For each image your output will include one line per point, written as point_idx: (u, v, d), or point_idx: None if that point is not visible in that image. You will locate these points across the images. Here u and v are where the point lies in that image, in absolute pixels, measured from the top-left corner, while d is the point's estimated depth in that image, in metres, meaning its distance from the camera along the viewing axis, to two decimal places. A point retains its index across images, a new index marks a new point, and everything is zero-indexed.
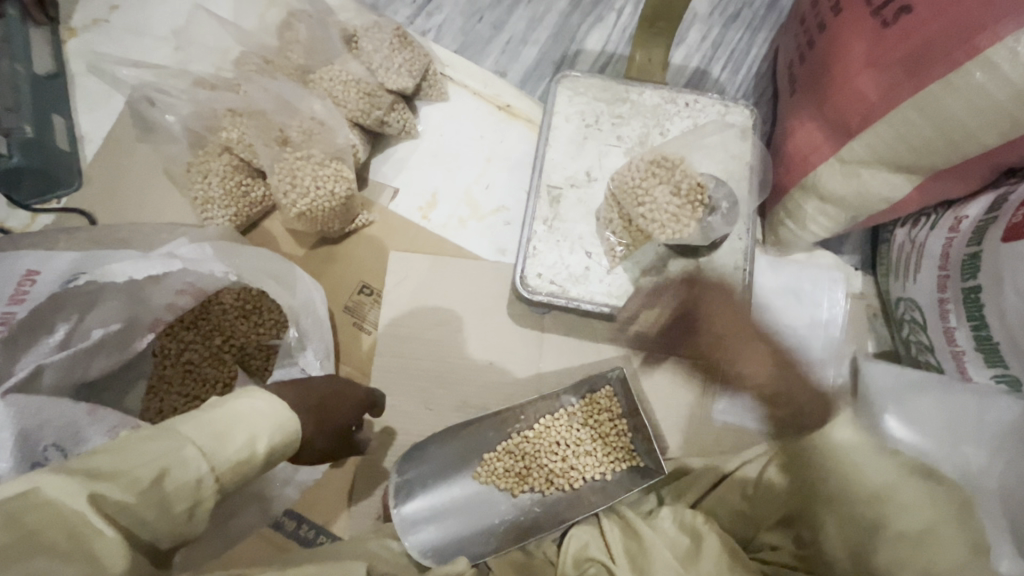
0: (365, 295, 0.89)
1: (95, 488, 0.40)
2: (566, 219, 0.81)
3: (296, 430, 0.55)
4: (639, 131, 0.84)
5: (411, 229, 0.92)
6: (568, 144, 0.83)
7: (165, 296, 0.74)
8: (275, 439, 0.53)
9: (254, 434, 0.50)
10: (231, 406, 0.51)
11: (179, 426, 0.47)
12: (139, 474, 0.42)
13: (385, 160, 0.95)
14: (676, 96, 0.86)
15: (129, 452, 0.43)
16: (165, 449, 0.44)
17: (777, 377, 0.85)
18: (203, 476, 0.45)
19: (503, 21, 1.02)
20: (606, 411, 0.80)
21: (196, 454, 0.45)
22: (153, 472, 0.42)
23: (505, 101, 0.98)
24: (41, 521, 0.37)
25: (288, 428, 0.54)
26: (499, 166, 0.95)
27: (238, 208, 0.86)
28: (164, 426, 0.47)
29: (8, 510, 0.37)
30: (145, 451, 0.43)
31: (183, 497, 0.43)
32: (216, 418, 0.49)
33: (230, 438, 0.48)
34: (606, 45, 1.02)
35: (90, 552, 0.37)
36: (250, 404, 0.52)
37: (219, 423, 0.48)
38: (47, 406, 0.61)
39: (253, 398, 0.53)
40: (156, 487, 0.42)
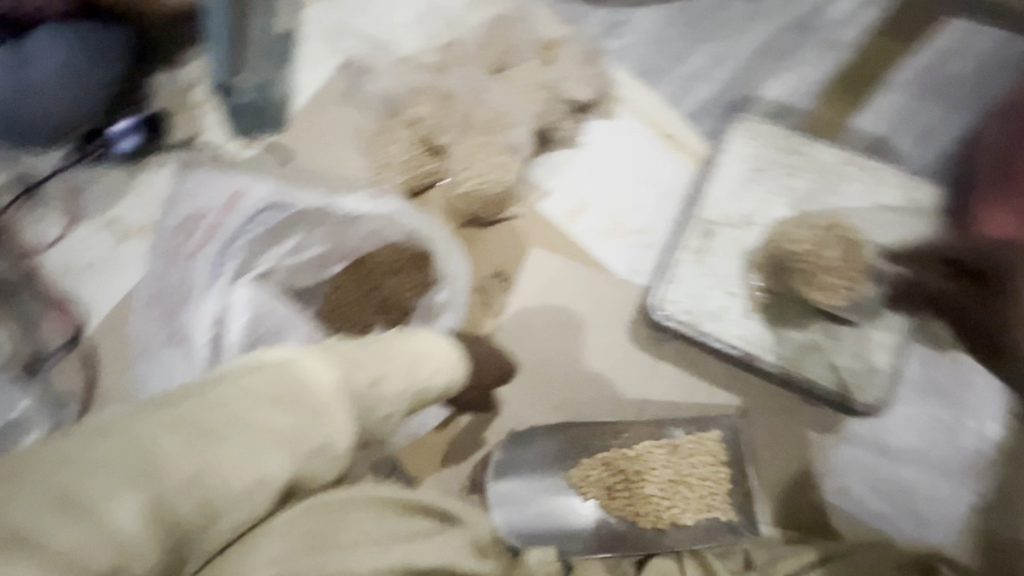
0: (498, 281, 0.93)
1: (347, 374, 0.49)
2: (715, 255, 0.80)
3: (457, 382, 0.65)
4: (809, 187, 0.83)
5: (555, 231, 0.96)
6: (733, 184, 0.83)
7: (358, 236, 0.89)
8: (444, 383, 0.63)
9: (431, 373, 0.61)
10: (414, 342, 0.61)
11: (383, 345, 0.57)
12: (366, 374, 0.52)
13: (544, 162, 0.99)
14: (857, 159, 0.83)
15: (352, 354, 0.53)
16: (375, 363, 0.54)
17: (902, 475, 0.80)
18: (398, 395, 0.56)
19: (686, 56, 1.05)
20: (708, 452, 0.79)
21: (399, 375, 0.56)
22: (374, 378, 0.53)
23: (670, 130, 1.00)
24: (303, 386, 0.46)
25: (454, 378, 0.64)
26: (652, 191, 0.97)
27: (410, 176, 0.94)
28: (369, 342, 0.57)
29: (280, 368, 0.46)
30: (367, 358, 0.53)
31: (385, 406, 0.54)
32: (407, 347, 0.60)
33: (419, 366, 0.59)
34: (786, 96, 1.01)
35: (332, 422, 0.46)
36: (432, 343, 0.63)
37: (411, 355, 0.59)
38: (267, 302, 0.86)
39: (425, 339, 0.63)
40: (373, 391, 0.52)
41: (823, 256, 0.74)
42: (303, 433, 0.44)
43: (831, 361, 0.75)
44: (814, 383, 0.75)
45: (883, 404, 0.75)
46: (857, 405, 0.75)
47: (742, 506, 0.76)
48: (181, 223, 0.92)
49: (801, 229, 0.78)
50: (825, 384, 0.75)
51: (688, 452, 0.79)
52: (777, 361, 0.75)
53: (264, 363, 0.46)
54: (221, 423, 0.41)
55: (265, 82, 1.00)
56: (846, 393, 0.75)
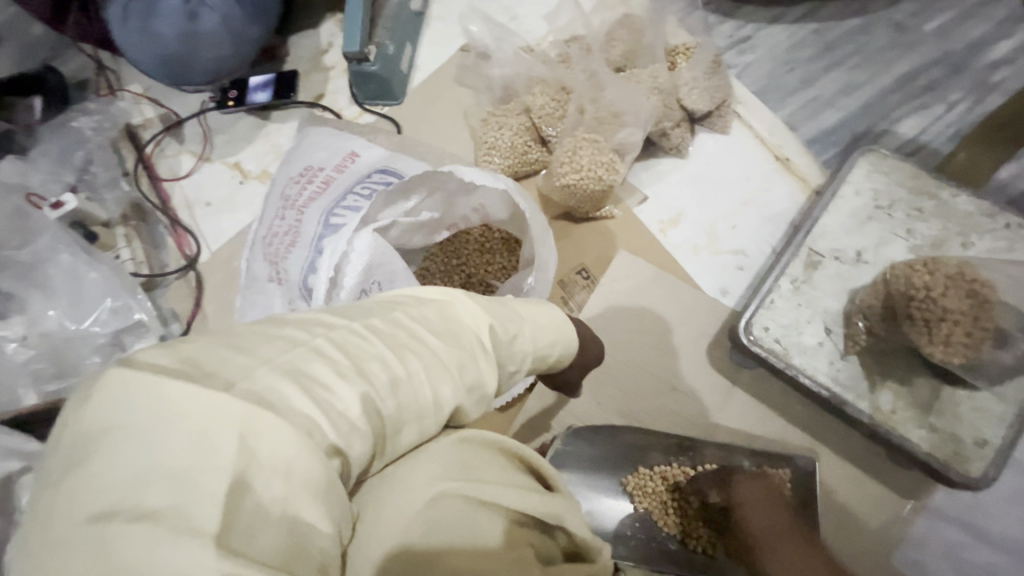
0: (581, 278, 0.93)
1: (490, 322, 0.52)
2: (816, 287, 0.76)
3: (569, 355, 0.64)
4: (937, 233, 0.76)
5: (647, 239, 0.94)
6: (849, 218, 0.79)
7: (466, 207, 0.85)
8: (565, 354, 0.63)
9: (557, 342, 0.61)
10: (547, 308, 0.63)
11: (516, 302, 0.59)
12: (507, 328, 0.54)
13: (646, 168, 0.99)
14: (996, 212, 0.76)
15: (495, 308, 0.55)
16: (513, 315, 0.56)
17: (985, 558, 0.74)
18: (528, 355, 0.57)
19: (815, 79, 1.00)
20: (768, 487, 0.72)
21: (533, 334, 0.57)
22: (512, 332, 0.54)
23: (785, 153, 0.96)
24: (461, 326, 0.49)
25: (569, 352, 0.64)
26: (754, 213, 0.94)
27: (513, 162, 0.96)
28: (507, 300, 0.59)
29: (441, 306, 0.49)
30: (507, 313, 0.55)
31: (515, 362, 0.55)
32: (539, 312, 0.61)
33: (546, 333, 0.60)
34: (919, 134, 0.94)
35: (482, 366, 0.48)
36: (557, 314, 0.63)
37: (546, 319, 0.61)
38: (385, 253, 0.77)
39: (555, 309, 0.63)
40: (510, 345, 0.54)
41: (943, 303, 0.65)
42: (465, 369, 0.46)
43: (929, 422, 0.69)
44: (906, 441, 0.69)
45: (985, 483, 0.66)
46: (955, 477, 0.67)
47: None
48: (298, 174, 0.97)
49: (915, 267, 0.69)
50: (919, 446, 0.68)
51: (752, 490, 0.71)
52: (868, 410, 0.71)
53: (428, 301, 0.49)
54: (406, 342, 0.44)
55: (391, 54, 1.06)
56: (941, 461, 0.67)
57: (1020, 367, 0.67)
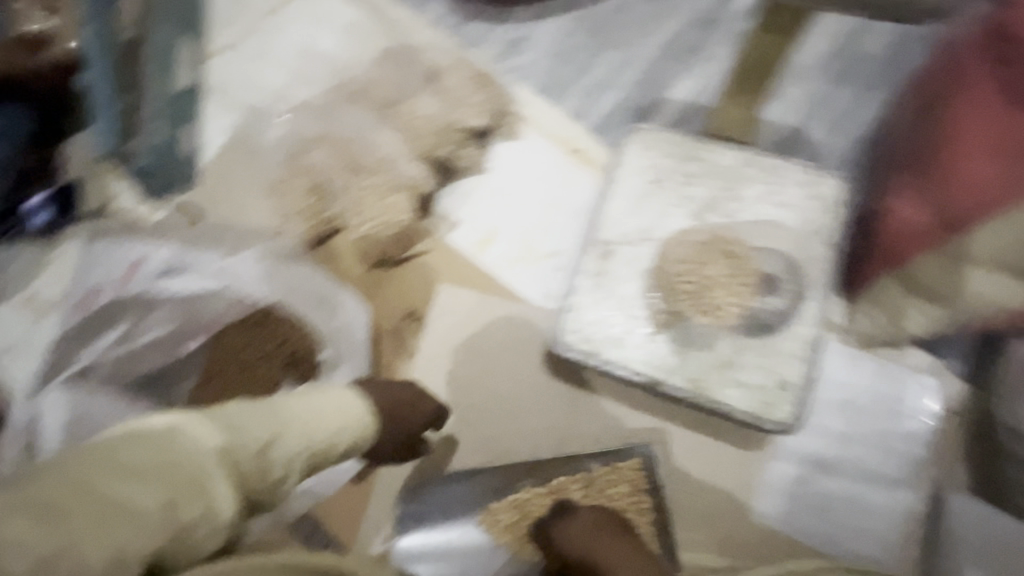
0: (410, 321, 0.90)
1: (222, 442, 0.49)
2: (614, 276, 0.77)
3: (372, 430, 0.67)
4: (709, 193, 0.79)
5: (465, 265, 0.93)
6: (630, 200, 0.80)
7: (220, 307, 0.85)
8: (353, 433, 0.64)
9: (338, 428, 0.62)
10: (324, 396, 0.63)
11: (266, 403, 0.58)
12: (254, 438, 0.52)
13: (450, 194, 0.95)
14: (756, 159, 0.79)
15: (241, 419, 0.53)
16: (260, 421, 0.55)
17: (839, 487, 0.76)
18: (297, 453, 0.56)
19: (587, 66, 1.02)
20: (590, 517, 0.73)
21: (299, 431, 0.57)
22: (264, 439, 0.53)
23: (576, 144, 0.97)
24: (176, 456, 0.46)
25: (365, 426, 0.66)
26: (561, 211, 0.94)
27: (310, 223, 0.91)
28: (272, 402, 0.59)
29: (153, 439, 0.46)
30: (259, 420, 0.54)
31: (279, 468, 0.54)
32: (302, 403, 0.60)
33: (314, 422, 0.59)
34: (691, 97, 0.98)
35: (208, 493, 0.46)
36: (328, 397, 0.64)
37: (320, 408, 0.61)
38: (90, 395, 0.80)
39: (336, 392, 0.65)
40: (264, 454, 0.53)
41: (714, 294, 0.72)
42: (172, 506, 0.43)
43: (740, 378, 0.71)
44: (723, 404, 0.70)
45: (797, 423, 0.69)
46: (769, 426, 0.70)
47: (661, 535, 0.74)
48: (80, 300, 0.86)
49: (679, 262, 0.74)
50: (736, 404, 0.70)
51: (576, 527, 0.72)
52: (684, 384, 0.72)
53: (139, 435, 0.46)
54: (91, 499, 0.40)
55: (163, 143, 0.95)
56: (758, 413, 0.70)
57: (793, 312, 0.71)
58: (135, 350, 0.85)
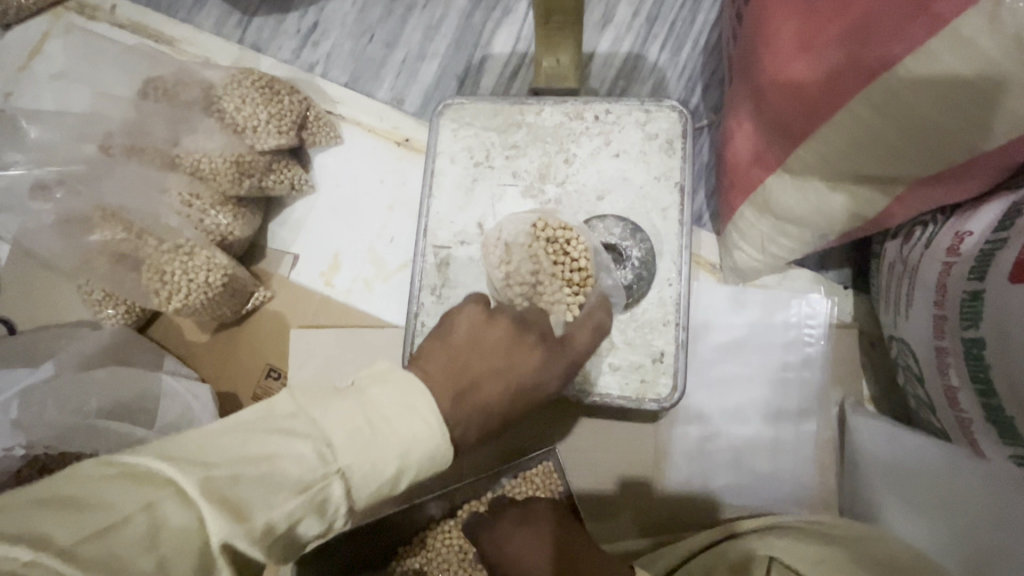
0: (273, 379, 0.81)
1: (224, 540, 0.35)
2: (457, 284, 0.68)
3: (441, 460, 0.42)
4: (539, 162, 0.69)
5: (315, 302, 0.83)
6: (455, 191, 0.70)
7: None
8: (422, 471, 0.42)
9: (402, 469, 0.40)
10: (398, 424, 0.40)
11: (329, 429, 0.39)
12: (274, 519, 0.37)
13: (283, 224, 0.86)
14: (581, 109, 0.69)
15: (272, 485, 0.37)
16: (307, 468, 0.38)
17: (745, 436, 0.71)
18: (335, 518, 0.40)
19: (397, 37, 0.88)
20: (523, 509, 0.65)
21: (341, 489, 0.39)
22: (287, 522, 0.37)
23: (403, 134, 0.85)
24: (171, 555, 0.34)
25: (434, 460, 0.42)
26: (405, 213, 0.84)
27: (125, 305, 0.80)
28: (369, 423, 0.39)
29: (141, 522, 0.33)
30: (291, 488, 0.37)
31: (311, 532, 0.40)
32: (368, 425, 0.39)
33: (376, 462, 0.39)
34: (516, 44, 0.86)
35: None
36: (407, 399, 0.41)
37: (379, 449, 0.39)
38: None
39: (408, 421, 0.40)
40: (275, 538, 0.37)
41: (544, 293, 0.56)
42: None
43: (611, 363, 0.63)
44: (598, 396, 0.63)
45: (678, 395, 0.62)
46: (651, 405, 0.62)
47: None
48: None
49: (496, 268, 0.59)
50: (611, 393, 0.63)
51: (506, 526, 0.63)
52: None
53: (146, 509, 0.34)
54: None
55: None
56: (635, 395, 0.63)
57: (645, 281, 0.63)
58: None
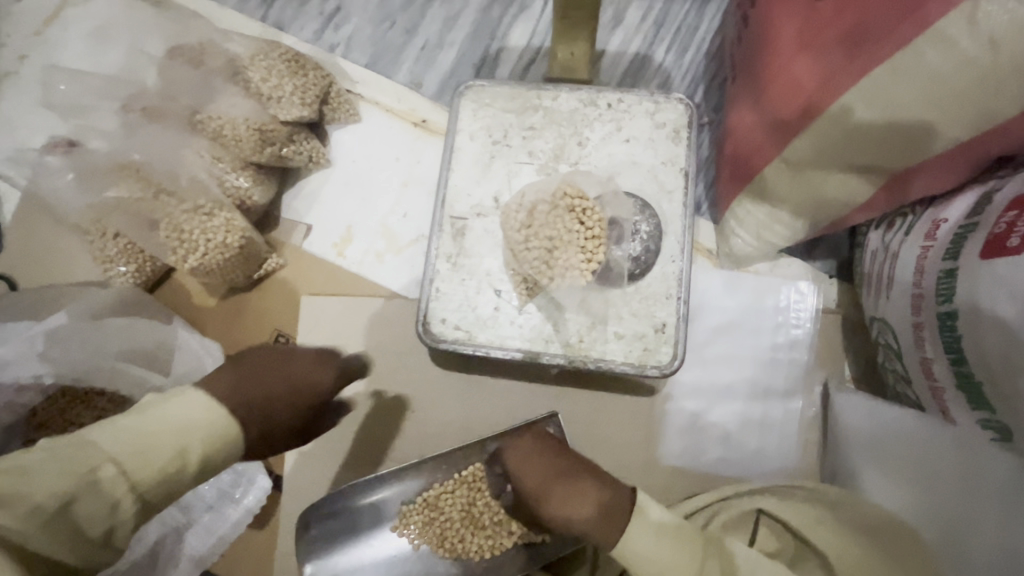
0: (280, 345, 0.83)
1: None
2: (472, 253, 0.71)
3: (227, 435, 0.55)
4: (555, 143, 0.74)
5: (326, 271, 0.85)
6: (473, 167, 0.74)
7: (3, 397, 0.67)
8: (216, 450, 0.54)
9: (192, 450, 0.52)
10: (190, 415, 0.53)
11: (91, 437, 0.51)
12: (43, 501, 0.48)
13: (296, 195, 0.88)
14: (594, 97, 0.74)
15: (11, 478, 0.48)
16: (58, 463, 0.49)
17: (735, 411, 0.76)
18: (119, 501, 0.50)
19: (417, 25, 0.92)
20: (555, 449, 0.64)
21: (113, 473, 0.50)
22: (54, 502, 0.48)
23: (420, 115, 0.89)
24: None
25: (217, 436, 0.54)
26: (417, 191, 0.87)
27: (137, 263, 0.80)
28: (83, 436, 0.51)
29: None
30: (35, 476, 0.48)
31: (97, 521, 0.49)
32: (142, 426, 0.52)
33: (156, 447, 0.51)
34: (532, 39, 0.90)
35: None
36: (182, 406, 0.54)
37: (149, 437, 0.51)
38: None
39: (171, 408, 0.53)
40: (58, 517, 0.48)
41: (558, 258, 0.63)
42: None
43: (617, 331, 0.67)
44: (604, 361, 0.67)
45: (679, 363, 0.66)
46: (654, 372, 0.66)
47: None
48: None
49: (515, 231, 0.66)
50: (616, 359, 0.67)
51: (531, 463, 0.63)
52: (562, 349, 0.68)
53: None
54: None
55: None
56: (639, 362, 0.67)
57: (651, 255, 0.67)
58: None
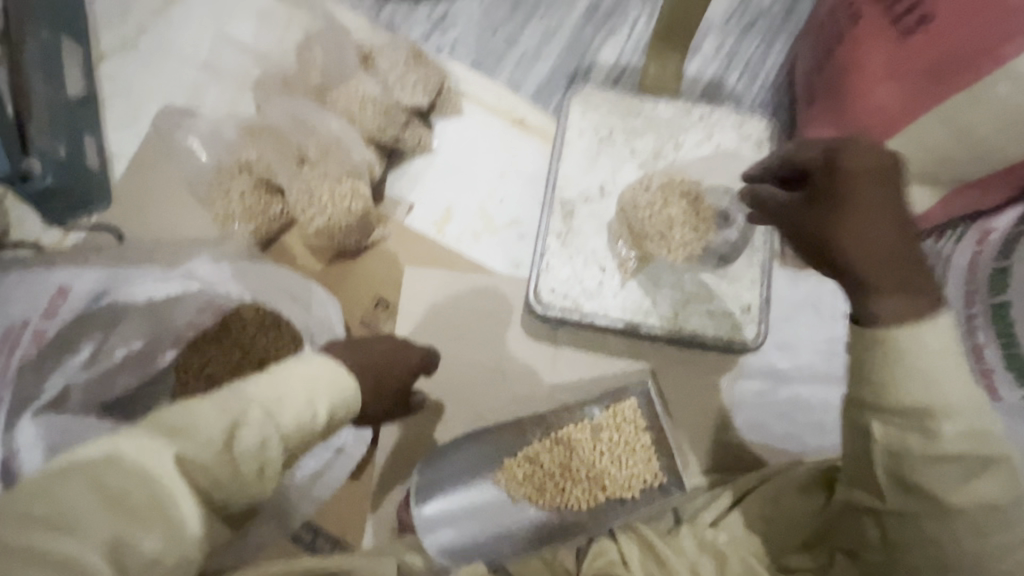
0: (381, 309, 0.89)
1: (177, 451, 0.48)
2: (580, 233, 0.80)
3: (354, 398, 0.59)
4: (654, 145, 0.84)
5: (426, 245, 0.92)
6: (582, 159, 0.83)
7: (184, 314, 0.80)
8: (337, 403, 0.58)
9: (313, 398, 0.56)
10: (303, 373, 0.57)
11: (245, 388, 0.54)
12: (211, 436, 0.49)
13: (400, 176, 0.95)
14: (689, 108, 0.85)
15: (195, 412, 0.50)
16: (212, 408, 0.51)
17: (797, 393, 0.85)
18: (267, 439, 0.51)
19: (517, 37, 1.03)
20: (880, 172, 0.52)
21: (262, 415, 0.52)
22: (223, 436, 0.50)
23: (519, 114, 0.98)
24: (125, 484, 0.46)
25: (347, 397, 0.59)
26: (514, 181, 0.95)
27: (257, 223, 0.86)
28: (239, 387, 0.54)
29: (93, 470, 0.46)
30: (213, 413, 0.51)
31: (251, 459, 0.50)
32: (278, 382, 0.55)
33: (292, 398, 0.54)
34: (620, 58, 1.02)
35: (166, 515, 0.46)
36: (307, 367, 0.58)
37: (292, 385, 0.55)
38: (71, 425, 0.69)
39: (300, 366, 0.57)
40: (224, 453, 0.49)
41: (674, 236, 0.74)
42: (130, 543, 0.44)
43: (708, 308, 0.76)
44: (697, 334, 0.76)
45: (761, 340, 0.76)
46: (741, 346, 0.75)
47: (666, 465, 0.78)
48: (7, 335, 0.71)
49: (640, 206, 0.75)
50: (707, 333, 0.76)
51: (864, 241, 0.52)
52: (660, 322, 0.77)
53: (85, 467, 0.46)
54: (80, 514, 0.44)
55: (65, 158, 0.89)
56: (727, 337, 0.76)
57: (742, 243, 0.76)
58: (108, 370, 0.76)
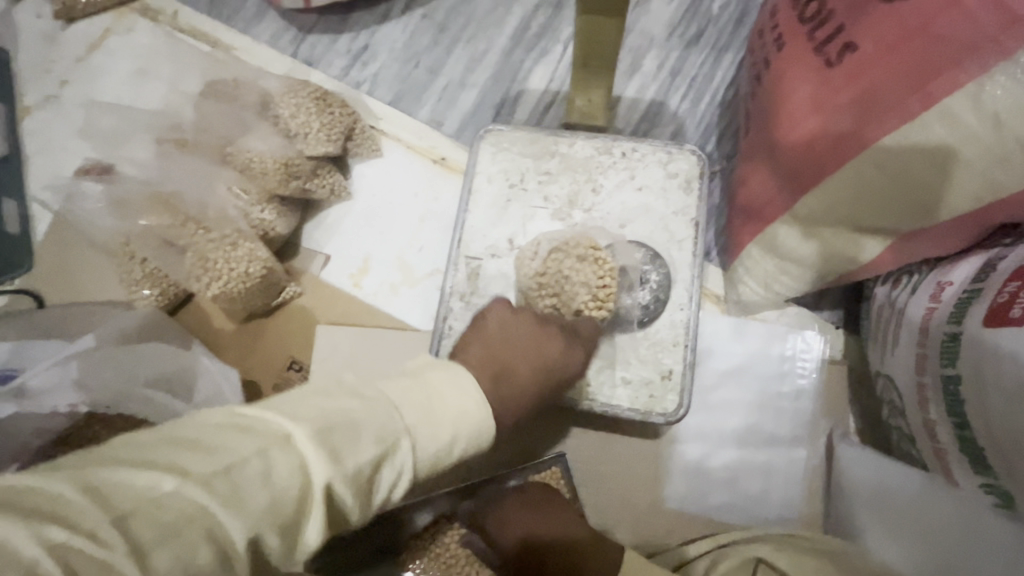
0: (294, 371, 0.85)
1: (329, 480, 0.36)
2: (485, 293, 0.74)
3: (486, 432, 0.45)
4: (569, 189, 0.76)
5: (342, 301, 0.87)
6: (490, 209, 0.76)
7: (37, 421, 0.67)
8: (469, 447, 0.45)
9: (455, 437, 0.43)
10: (444, 396, 0.43)
11: (391, 396, 0.41)
12: (367, 456, 0.38)
13: (317, 226, 0.90)
14: (610, 145, 0.77)
15: (355, 417, 0.38)
16: (372, 423, 0.39)
17: (738, 458, 0.77)
18: (402, 472, 0.41)
19: (440, 66, 0.96)
20: None
21: (408, 446, 0.41)
22: (374, 464, 0.38)
23: (440, 153, 0.92)
24: (283, 485, 0.34)
25: (481, 434, 0.45)
26: (435, 226, 0.89)
27: (161, 288, 0.83)
28: (411, 371, 0.44)
29: (265, 445, 0.35)
30: (376, 427, 0.39)
31: (378, 493, 0.40)
32: (433, 396, 0.43)
33: (435, 426, 0.42)
34: (551, 83, 0.94)
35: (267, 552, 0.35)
36: (454, 384, 0.45)
37: (422, 398, 0.42)
38: None
39: (440, 382, 0.44)
40: (365, 488, 0.38)
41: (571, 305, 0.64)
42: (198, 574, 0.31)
43: (623, 376, 0.69)
44: (609, 407, 0.68)
45: (683, 412, 0.68)
46: (658, 420, 0.68)
47: None
48: None
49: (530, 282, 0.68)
50: (622, 405, 0.68)
51: None
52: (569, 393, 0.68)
53: (243, 433, 0.35)
54: (222, 492, 0.32)
55: None
56: (643, 409, 0.68)
57: (655, 305, 0.70)
58: None
